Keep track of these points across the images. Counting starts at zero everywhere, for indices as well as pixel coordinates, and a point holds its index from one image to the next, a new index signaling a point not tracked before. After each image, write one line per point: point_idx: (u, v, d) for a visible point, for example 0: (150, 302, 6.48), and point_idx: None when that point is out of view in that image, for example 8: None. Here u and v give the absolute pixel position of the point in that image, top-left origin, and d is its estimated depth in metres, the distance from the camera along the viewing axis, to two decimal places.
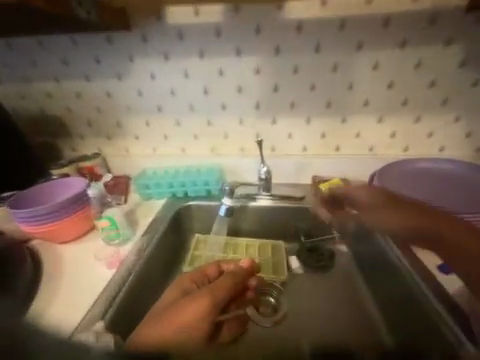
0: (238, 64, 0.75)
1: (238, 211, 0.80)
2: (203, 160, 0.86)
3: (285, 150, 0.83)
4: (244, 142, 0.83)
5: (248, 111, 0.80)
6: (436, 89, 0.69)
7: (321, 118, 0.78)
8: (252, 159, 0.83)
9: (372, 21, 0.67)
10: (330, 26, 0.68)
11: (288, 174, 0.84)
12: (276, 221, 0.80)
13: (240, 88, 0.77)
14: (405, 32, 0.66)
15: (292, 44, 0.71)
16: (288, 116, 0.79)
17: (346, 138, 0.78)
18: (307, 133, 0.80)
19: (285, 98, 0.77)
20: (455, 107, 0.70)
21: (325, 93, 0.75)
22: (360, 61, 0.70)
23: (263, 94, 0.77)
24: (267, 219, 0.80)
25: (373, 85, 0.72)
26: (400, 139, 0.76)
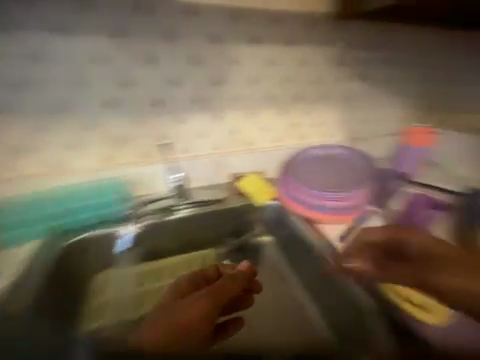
0: (121, 53, 0.63)
1: (152, 229, 0.68)
2: (96, 175, 0.68)
3: (198, 149, 0.75)
4: (146, 147, 0.70)
5: (142, 108, 0.67)
6: (321, 83, 0.78)
7: (229, 112, 0.74)
8: (159, 167, 0.72)
9: (258, 16, 0.68)
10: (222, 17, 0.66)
11: (205, 178, 0.77)
12: (200, 232, 0.71)
13: (125, 81, 0.64)
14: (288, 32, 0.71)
15: (184, 35, 0.65)
16: (194, 111, 0.71)
17: (255, 132, 0.77)
18: (218, 129, 0.75)
19: (184, 90, 0.68)
20: (337, 99, 0.80)
21: (227, 86, 0.71)
22: (255, 55, 0.71)
23: (161, 88, 0.67)
24: (190, 232, 0.70)
25: (269, 80, 0.74)
26: (303, 130, 0.81)
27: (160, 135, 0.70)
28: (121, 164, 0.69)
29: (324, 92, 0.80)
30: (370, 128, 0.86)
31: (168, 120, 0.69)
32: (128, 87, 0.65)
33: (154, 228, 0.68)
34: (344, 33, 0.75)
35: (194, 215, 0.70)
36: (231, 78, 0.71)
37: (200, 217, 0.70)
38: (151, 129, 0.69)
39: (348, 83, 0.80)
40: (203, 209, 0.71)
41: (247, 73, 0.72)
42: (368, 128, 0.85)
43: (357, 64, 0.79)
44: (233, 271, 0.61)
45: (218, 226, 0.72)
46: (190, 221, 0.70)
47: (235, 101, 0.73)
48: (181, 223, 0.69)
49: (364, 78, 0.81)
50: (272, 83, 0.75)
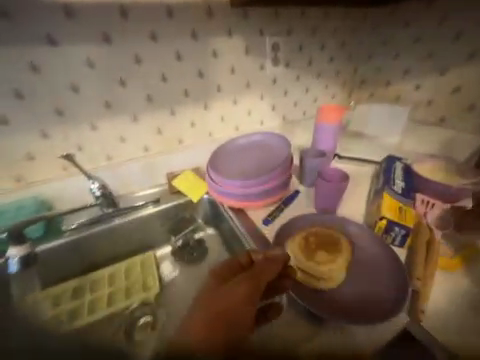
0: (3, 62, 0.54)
1: (88, 242, 0.66)
2: (9, 196, 0.63)
3: (123, 154, 0.73)
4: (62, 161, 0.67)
5: (47, 119, 0.61)
6: (238, 74, 0.76)
7: (148, 114, 0.71)
8: (81, 178, 0.69)
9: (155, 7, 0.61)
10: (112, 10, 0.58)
11: (135, 181, 0.76)
12: (139, 235, 0.71)
13: (16, 92, 0.57)
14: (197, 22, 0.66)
15: (72, 33, 0.56)
16: (108, 120, 0.67)
17: (182, 128, 0.76)
18: (142, 132, 0.72)
19: (88, 96, 0.63)
20: (260, 88, 0.81)
21: (140, 87, 0.67)
22: (163, 51, 0.65)
23: (62, 97, 0.61)
24: (130, 237, 0.70)
25: (184, 77, 0.70)
26: (230, 121, 0.82)
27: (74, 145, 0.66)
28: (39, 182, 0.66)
29: (247, 80, 0.78)
30: (295, 109, 0.89)
31: (79, 130, 0.65)
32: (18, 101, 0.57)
33: (89, 240, 0.66)
34: (259, 19, 0.72)
35: (129, 219, 0.69)
36: (141, 79, 0.66)
37: (134, 220, 0.70)
38: (61, 142, 0.65)
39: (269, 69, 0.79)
40: (137, 214, 0.70)
41: (160, 71, 0.67)
42: (293, 109, 0.89)
43: (275, 53, 0.78)
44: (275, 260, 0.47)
45: (156, 227, 0.73)
46: (125, 227, 0.69)
47: (154, 102, 0.70)
48: (119, 231, 0.68)
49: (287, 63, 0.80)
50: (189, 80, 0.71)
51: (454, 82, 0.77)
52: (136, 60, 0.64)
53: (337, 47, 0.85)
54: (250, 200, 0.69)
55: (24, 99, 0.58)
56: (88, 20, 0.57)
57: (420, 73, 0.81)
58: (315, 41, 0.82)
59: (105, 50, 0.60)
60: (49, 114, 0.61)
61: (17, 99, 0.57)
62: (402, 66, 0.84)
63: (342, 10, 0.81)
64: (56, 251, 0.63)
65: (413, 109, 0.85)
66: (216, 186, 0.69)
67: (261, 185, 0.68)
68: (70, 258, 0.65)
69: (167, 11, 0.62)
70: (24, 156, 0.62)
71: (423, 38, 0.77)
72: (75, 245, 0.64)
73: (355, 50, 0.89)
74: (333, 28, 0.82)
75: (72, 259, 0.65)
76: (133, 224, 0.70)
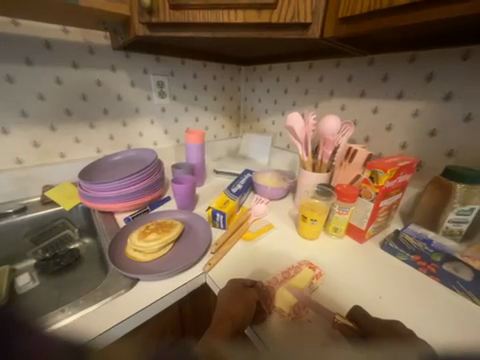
0: (28, 72, 0.69)
1: (39, 222, 0.72)
2: (5, 185, 0.73)
3: (139, 144, 0.98)
4: (65, 147, 0.82)
5: (57, 117, 0.78)
6: (166, 110, 1.01)
7: (104, 122, 0.87)
8: (12, 186, 0.74)
9: (174, 61, 0.96)
10: (148, 57, 0.90)
11: (7, 182, 0.73)
12: (83, 223, 0.77)
13: (39, 95, 0.73)
14: (131, 69, 0.87)
15: (19, 55, 0.67)
16: (37, 123, 0.75)
17: (124, 133, 0.93)
18: (154, 131, 1.00)
19: (111, 93, 0.85)
20: (189, 120, 1.09)
21: (159, 103, 0.98)
22: (174, 83, 0.99)
23: (71, 100, 0.79)
24: (74, 224, 0.77)
25: (111, 93, 0.85)
26: (154, 135, 1.01)
27: (55, 146, 0.80)
28: (17, 169, 0.75)
29: (168, 112, 1.02)
30: (282, 132, 1.11)
31: (43, 132, 0.77)
32: (48, 131, 0.77)
33: (38, 219, 0.72)
34: (182, 75, 1.00)
35: (78, 212, 0.76)
36: (79, 88, 0.79)
37: (81, 214, 0.77)
38: (20, 157, 0.75)
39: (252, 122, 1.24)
40: (84, 211, 0.76)
41: (181, 103, 1.04)
42: (274, 134, 1.15)
43: (201, 102, 1.11)
44: (268, 290, 0.46)
45: (34, 228, 0.71)
46: (74, 216, 0.76)
47: (75, 108, 0.80)
48: (71, 216, 0.76)
49: (260, 109, 1.19)
50: (198, 110, 1.12)
51: (429, 125, 0.66)
52: (159, 86, 0.96)
53: (257, 103, 1.19)
54: (170, 212, 0.67)
55: (15, 84, 0.69)
56: (129, 56, 0.85)
57: (415, 98, 0.67)
58: (298, 87, 0.99)
59: (39, 66, 0.71)
60: (59, 112, 0.78)
61: (11, 86, 0.68)
62: (394, 88, 0.71)
63: (331, 59, 0.84)
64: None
65: (384, 152, 0.77)
66: (149, 196, 0.73)
67: (190, 196, 0.71)
68: (16, 242, 0.70)
69: (181, 61, 0.98)
70: (12, 165, 0.74)
71: (419, 57, 0.64)
72: (23, 223, 0.70)
73: (372, 72, 0.75)
74: (318, 76, 0.90)
75: (12, 242, 0.69)
76: (84, 207, 0.76)
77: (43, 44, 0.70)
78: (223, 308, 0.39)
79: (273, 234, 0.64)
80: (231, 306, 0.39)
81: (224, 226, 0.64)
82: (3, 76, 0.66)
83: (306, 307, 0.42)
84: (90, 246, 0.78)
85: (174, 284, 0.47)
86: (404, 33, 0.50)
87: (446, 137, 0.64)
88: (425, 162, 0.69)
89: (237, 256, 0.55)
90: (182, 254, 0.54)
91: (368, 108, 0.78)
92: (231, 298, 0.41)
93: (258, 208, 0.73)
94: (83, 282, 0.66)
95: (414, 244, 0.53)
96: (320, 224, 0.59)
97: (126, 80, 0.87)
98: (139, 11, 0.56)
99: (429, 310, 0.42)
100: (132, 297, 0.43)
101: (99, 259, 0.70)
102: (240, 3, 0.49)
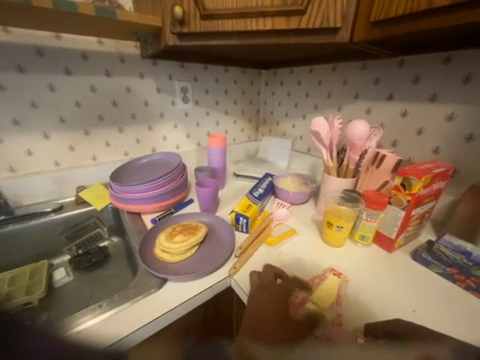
0: (66, 81, 0.75)
1: (73, 220, 0.77)
2: (44, 185, 0.79)
3: (163, 147, 1.02)
4: (97, 150, 0.87)
5: (90, 122, 0.83)
6: (189, 114, 1.04)
7: (132, 127, 0.92)
8: (50, 186, 0.80)
9: (197, 67, 0.99)
10: (174, 64, 0.93)
11: (45, 182, 0.79)
12: (112, 223, 0.82)
13: (76, 102, 0.79)
14: (157, 76, 0.91)
15: (59, 65, 0.73)
16: (73, 127, 0.80)
17: (150, 137, 0.97)
18: (177, 135, 1.04)
19: (139, 99, 0.90)
20: (210, 124, 1.12)
21: (182, 108, 1.01)
22: (196, 88, 1.02)
23: (103, 107, 0.84)
24: (103, 223, 0.82)
25: (139, 99, 0.90)
26: (176, 139, 1.04)
27: (88, 149, 0.85)
28: (55, 170, 0.80)
29: (191, 117, 1.05)
30: (302, 136, 1.10)
31: (78, 135, 0.82)
32: (82, 135, 0.83)
33: (73, 218, 0.77)
34: (204, 80, 1.03)
35: (108, 212, 0.81)
36: (110, 95, 0.84)
37: (110, 214, 0.81)
38: (58, 159, 0.81)
39: (272, 125, 1.25)
40: (114, 211, 0.80)
41: (203, 108, 1.07)
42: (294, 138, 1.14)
43: (222, 106, 1.13)
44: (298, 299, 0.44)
45: (68, 226, 0.76)
46: (104, 216, 0.81)
47: (107, 113, 0.85)
48: (101, 216, 0.81)
49: (279, 113, 1.18)
50: (219, 114, 1.14)
51: (467, 129, 0.62)
52: (182, 91, 0.99)
53: (276, 106, 1.19)
54: (193, 214, 0.68)
55: (55, 92, 0.74)
56: (156, 64, 0.89)
57: (451, 101, 0.64)
58: (320, 90, 0.97)
59: (76, 76, 0.76)
60: (93, 118, 0.83)
61: (52, 94, 0.74)
62: (426, 91, 0.68)
63: (357, 61, 0.82)
64: (32, 229, 0.71)
65: (413, 158, 0.74)
66: (173, 198, 0.75)
67: (213, 199, 0.72)
68: (53, 239, 0.75)
69: (204, 67, 1.01)
70: (50, 166, 0.80)
71: (454, 59, 0.61)
72: (59, 221, 0.75)
73: (401, 75, 0.72)
74: (342, 79, 0.89)
75: (50, 239, 0.74)
76: (113, 208, 0.80)
77: (81, 55, 0.75)
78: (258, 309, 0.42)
79: (295, 239, 0.64)
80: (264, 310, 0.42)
81: (246, 230, 0.64)
82: (46, 86, 0.72)
83: (338, 319, 0.41)
84: (117, 245, 0.82)
85: (199, 286, 0.48)
86: (442, 33, 0.48)
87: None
88: (460, 169, 0.65)
89: (260, 260, 0.55)
90: (207, 256, 0.55)
91: (397, 111, 0.75)
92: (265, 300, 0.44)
93: (280, 213, 0.73)
94: (112, 279, 0.69)
95: (451, 256, 0.50)
96: (346, 231, 0.58)
97: (152, 86, 0.91)
98: (170, 22, 0.59)
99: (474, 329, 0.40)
100: (162, 297, 0.45)
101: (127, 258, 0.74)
102: (268, 11, 0.50)
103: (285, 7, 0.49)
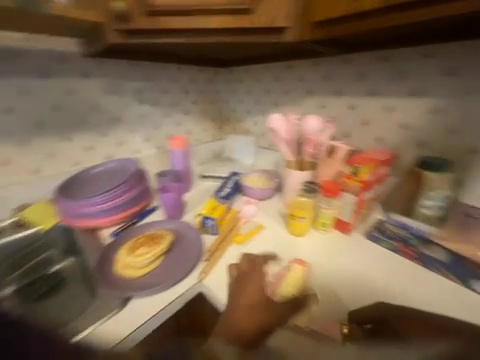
0: None
1: (15, 246, 0.68)
2: None
3: (120, 154, 0.95)
4: (39, 163, 0.77)
5: (27, 131, 0.72)
6: (146, 116, 0.98)
7: (80, 134, 0.83)
8: None
9: (150, 66, 0.94)
10: (123, 63, 0.86)
11: None
12: (64, 243, 0.72)
13: (5, 108, 0.68)
14: (104, 76, 0.83)
15: None
16: (4, 138, 0.69)
17: (103, 143, 0.89)
18: (134, 139, 0.97)
19: (85, 102, 0.81)
20: (170, 126, 1.07)
21: (137, 110, 0.95)
22: (152, 88, 0.97)
23: (41, 113, 0.74)
24: (53, 245, 0.72)
25: (85, 103, 0.81)
26: (134, 144, 0.97)
27: (27, 162, 0.74)
28: None
29: (148, 119, 0.99)
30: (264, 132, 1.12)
31: (11, 147, 0.71)
32: (17, 146, 0.72)
33: (13, 244, 0.68)
34: (159, 80, 0.98)
35: (56, 230, 0.71)
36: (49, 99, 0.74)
37: (58, 232, 0.71)
38: None
39: (235, 123, 1.25)
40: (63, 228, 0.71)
41: (161, 109, 1.02)
42: (258, 135, 1.16)
43: (181, 107, 1.09)
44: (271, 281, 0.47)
45: (8, 253, 0.67)
46: (52, 235, 0.71)
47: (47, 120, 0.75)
48: (49, 237, 0.71)
49: (241, 111, 1.19)
50: (179, 114, 1.09)
51: (402, 119, 0.70)
52: (136, 92, 0.93)
53: (238, 104, 1.20)
54: (158, 222, 0.65)
55: None
56: (102, 63, 0.82)
57: (388, 95, 0.72)
58: (277, 88, 1.00)
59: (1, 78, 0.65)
60: (29, 126, 0.73)
61: None
62: (368, 86, 0.75)
63: (308, 59, 0.87)
64: None
65: (363, 147, 0.81)
66: (135, 208, 0.70)
67: (178, 204, 0.70)
68: None
69: (158, 66, 0.96)
70: None
71: (387, 56, 0.69)
72: None
73: (346, 72, 0.78)
74: (296, 76, 0.93)
75: None
76: (63, 225, 0.72)
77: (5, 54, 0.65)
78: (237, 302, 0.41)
79: (264, 235, 0.65)
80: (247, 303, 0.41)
81: (215, 232, 0.64)
82: None
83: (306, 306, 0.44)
84: (74, 267, 0.71)
85: (167, 298, 0.47)
86: (376, 34, 0.53)
87: (417, 130, 0.68)
88: (400, 155, 0.73)
89: (230, 261, 0.55)
90: (175, 264, 0.52)
91: (346, 105, 0.81)
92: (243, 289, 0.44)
93: (248, 211, 0.74)
94: (68, 307, 0.60)
95: (397, 232, 0.55)
96: (309, 221, 0.61)
97: (100, 88, 0.83)
98: (111, 18, 0.54)
99: (414, 296, 0.47)
100: (126, 318, 0.43)
101: (86, 278, 0.65)
102: (215, 9, 0.49)
103: (231, 5, 0.48)
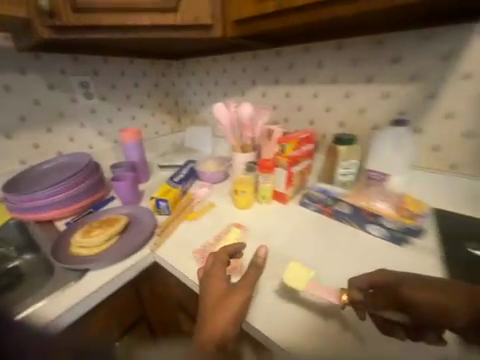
0: None
1: None
2: None
3: (72, 149, 0.95)
4: None
5: None
6: (96, 111, 0.98)
7: (25, 131, 0.82)
8: None
9: (95, 60, 0.94)
10: (65, 56, 0.86)
11: None
12: (19, 240, 0.74)
13: None
14: (44, 71, 0.82)
15: None
16: None
17: (51, 139, 0.88)
18: (86, 134, 0.97)
19: (26, 98, 0.80)
20: (124, 120, 1.08)
21: (86, 105, 0.95)
22: (100, 82, 0.97)
23: None
24: (7, 243, 0.73)
25: (27, 98, 0.80)
26: (86, 139, 0.98)
27: None
28: None
29: (99, 113, 0.99)
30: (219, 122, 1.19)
31: None
32: None
33: None
34: (106, 74, 0.98)
35: (8, 228, 0.72)
36: None
37: (11, 229, 0.72)
38: None
39: (191, 115, 1.29)
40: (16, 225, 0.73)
41: (112, 103, 1.02)
42: (214, 125, 1.23)
43: (134, 100, 1.10)
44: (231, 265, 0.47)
45: None
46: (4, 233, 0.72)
47: None
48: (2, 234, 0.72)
49: (196, 102, 1.24)
50: (133, 108, 1.10)
51: (326, 103, 0.83)
52: (83, 87, 0.92)
53: (192, 96, 1.24)
54: (113, 209, 0.70)
55: None
56: (40, 57, 0.81)
57: (314, 83, 0.83)
58: (226, 79, 1.07)
59: None
60: None
61: None
62: (299, 76, 0.86)
63: (248, 51, 0.95)
64: None
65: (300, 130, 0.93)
66: (89, 199, 0.73)
67: (132, 191, 0.75)
68: None
69: (104, 60, 0.96)
70: None
71: (309, 49, 0.80)
72: None
73: (280, 63, 0.89)
74: (240, 67, 1.00)
75: None
76: (15, 223, 0.73)
77: None
78: (216, 304, 0.39)
79: (214, 211, 0.73)
80: (224, 303, 0.39)
81: (168, 212, 0.70)
82: None
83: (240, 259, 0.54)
84: (31, 261, 0.72)
85: (121, 267, 0.53)
86: (288, 31, 0.63)
87: (338, 112, 0.81)
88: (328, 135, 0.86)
89: (181, 233, 0.63)
90: (128, 241, 0.58)
91: (284, 93, 0.92)
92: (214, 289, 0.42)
93: (201, 193, 0.81)
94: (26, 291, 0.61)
95: (319, 196, 0.67)
96: (249, 194, 0.71)
97: (42, 83, 0.82)
98: (39, 14, 0.56)
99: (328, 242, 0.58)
100: (82, 285, 0.48)
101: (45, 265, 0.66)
102: (143, 7, 0.54)
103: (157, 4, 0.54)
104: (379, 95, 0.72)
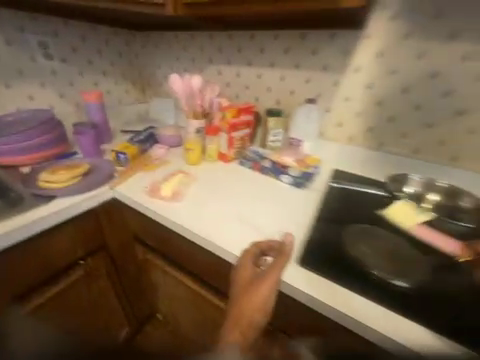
0: None
1: None
2: None
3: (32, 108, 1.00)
4: None
5: None
6: (56, 73, 1.03)
7: None
8: None
9: (54, 21, 0.99)
10: (22, 15, 0.91)
11: None
12: None
13: None
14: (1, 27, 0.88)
15: None
16: None
17: (10, 95, 0.94)
18: (46, 95, 1.02)
19: None
20: (86, 85, 1.12)
21: (45, 65, 1.00)
22: (60, 45, 1.01)
23: None
24: None
25: None
26: (46, 100, 1.03)
27: None
28: None
29: (59, 75, 1.04)
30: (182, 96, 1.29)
31: None
32: None
33: None
34: (67, 37, 1.03)
35: None
36: None
37: None
38: None
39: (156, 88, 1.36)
40: None
41: (73, 67, 1.07)
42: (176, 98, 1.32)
43: (97, 67, 1.15)
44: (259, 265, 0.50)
45: None
46: None
47: None
48: None
49: (160, 76, 1.31)
50: (95, 74, 1.15)
51: (268, 85, 1.00)
52: (42, 47, 0.97)
53: (156, 69, 1.30)
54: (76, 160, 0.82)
55: None
56: None
57: (258, 66, 1.00)
58: (186, 55, 1.17)
59: None
60: None
61: None
62: (246, 58, 1.01)
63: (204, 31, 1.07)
64: None
65: None
66: (53, 151, 0.82)
67: (94, 146, 0.86)
68: None
69: (63, 23, 1.01)
70: None
71: (253, 36, 0.96)
72: None
73: (231, 45, 1.03)
74: (200, 46, 1.12)
75: None
76: None
77: None
78: (242, 292, 0.44)
79: (169, 167, 0.87)
80: (251, 293, 0.43)
81: (127, 164, 0.84)
82: None
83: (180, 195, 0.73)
84: None
85: (82, 197, 0.70)
86: (227, 18, 0.79)
87: (277, 93, 0.99)
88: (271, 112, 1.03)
89: (137, 178, 0.79)
90: (89, 182, 0.74)
91: (235, 73, 1.06)
92: (242, 283, 0.46)
93: (158, 153, 0.94)
94: None
95: (251, 156, 0.87)
96: (197, 153, 0.88)
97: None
98: None
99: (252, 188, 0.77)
100: (49, 206, 0.66)
101: None
102: None
103: None
104: (304, 80, 0.91)
